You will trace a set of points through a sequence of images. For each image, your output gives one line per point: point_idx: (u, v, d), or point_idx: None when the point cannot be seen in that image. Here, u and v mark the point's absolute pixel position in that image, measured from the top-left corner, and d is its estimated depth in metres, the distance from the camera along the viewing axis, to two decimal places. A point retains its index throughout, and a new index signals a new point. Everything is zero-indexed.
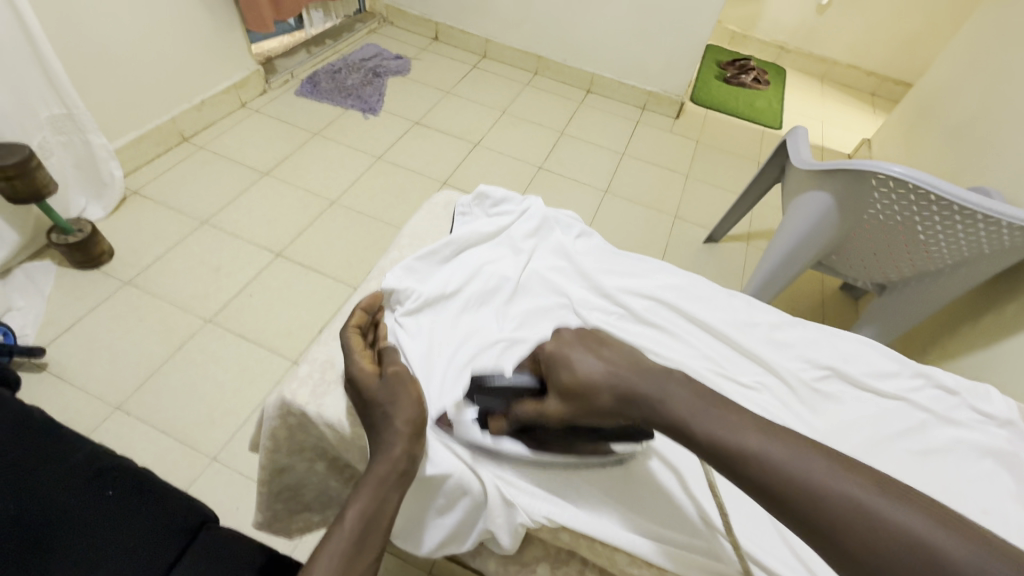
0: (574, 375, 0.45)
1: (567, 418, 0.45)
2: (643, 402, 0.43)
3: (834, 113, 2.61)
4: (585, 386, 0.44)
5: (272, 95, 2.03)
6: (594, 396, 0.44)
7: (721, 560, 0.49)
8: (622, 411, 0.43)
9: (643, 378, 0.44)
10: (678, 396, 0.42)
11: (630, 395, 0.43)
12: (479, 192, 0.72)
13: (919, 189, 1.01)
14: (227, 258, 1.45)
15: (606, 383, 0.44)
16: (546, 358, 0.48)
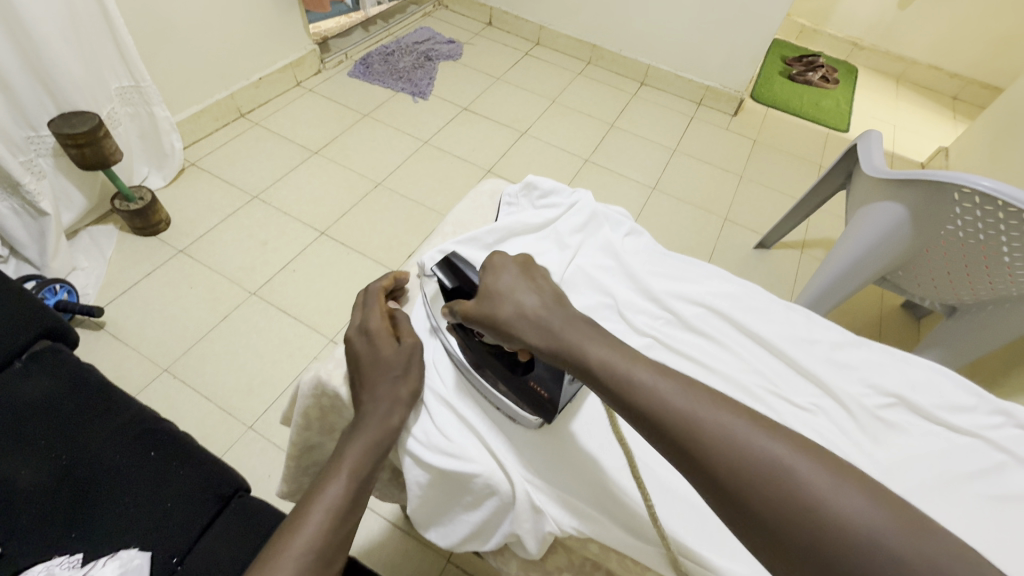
0: (500, 288, 0.47)
1: (470, 315, 0.48)
2: (537, 325, 0.44)
3: (908, 117, 2.42)
4: (495, 294, 0.47)
5: (326, 75, 2.05)
6: (496, 305, 0.46)
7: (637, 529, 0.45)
8: (506, 323, 0.45)
9: (550, 311, 0.44)
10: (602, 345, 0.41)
11: (530, 317, 0.44)
12: (527, 182, 0.69)
13: (1009, 207, 0.92)
14: (275, 233, 1.49)
15: (511, 300, 0.46)
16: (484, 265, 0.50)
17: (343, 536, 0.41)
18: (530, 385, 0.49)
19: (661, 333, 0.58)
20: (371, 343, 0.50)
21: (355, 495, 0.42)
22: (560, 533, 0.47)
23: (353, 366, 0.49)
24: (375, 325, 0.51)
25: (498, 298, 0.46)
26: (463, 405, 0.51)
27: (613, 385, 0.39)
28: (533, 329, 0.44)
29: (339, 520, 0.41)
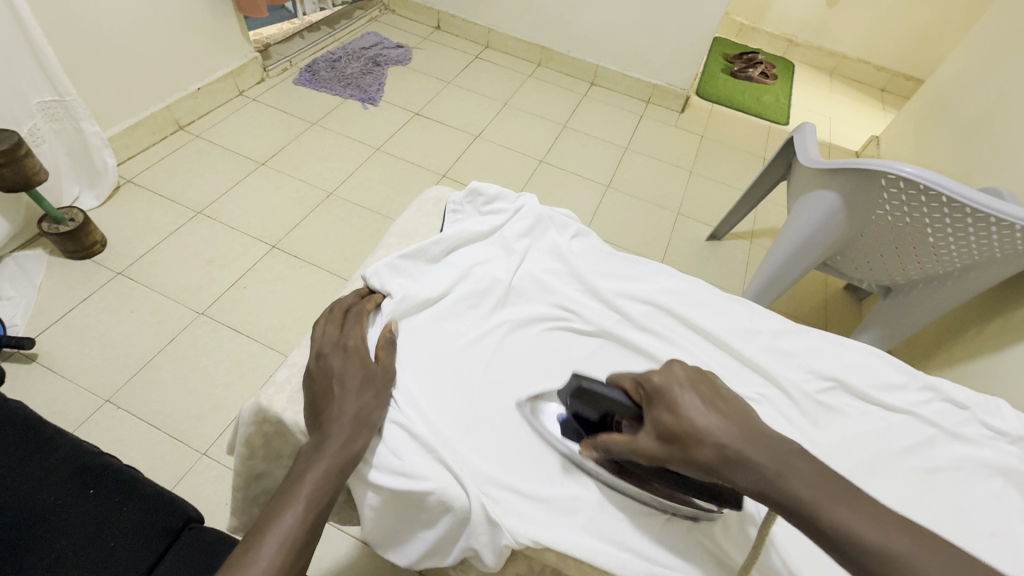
0: (675, 417, 0.41)
1: (660, 458, 0.41)
2: (746, 468, 0.37)
3: (842, 109, 2.56)
4: (687, 433, 0.40)
5: (270, 84, 1.99)
6: (694, 447, 0.39)
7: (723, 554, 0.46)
8: (716, 470, 0.38)
9: (753, 446, 0.38)
10: (810, 482, 0.36)
11: (737, 459, 0.38)
12: (471, 188, 0.68)
13: (930, 191, 0.98)
14: (222, 249, 1.43)
15: (710, 437, 0.39)
16: (648, 390, 0.44)
17: (296, 573, 0.37)
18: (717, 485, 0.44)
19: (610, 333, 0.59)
20: (344, 358, 0.48)
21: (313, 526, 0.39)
22: (517, 546, 0.44)
23: (315, 383, 0.47)
24: (354, 342, 0.50)
25: (693, 436, 0.39)
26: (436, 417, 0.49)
27: (804, 511, 0.35)
28: (745, 474, 0.37)
29: (295, 552, 0.37)
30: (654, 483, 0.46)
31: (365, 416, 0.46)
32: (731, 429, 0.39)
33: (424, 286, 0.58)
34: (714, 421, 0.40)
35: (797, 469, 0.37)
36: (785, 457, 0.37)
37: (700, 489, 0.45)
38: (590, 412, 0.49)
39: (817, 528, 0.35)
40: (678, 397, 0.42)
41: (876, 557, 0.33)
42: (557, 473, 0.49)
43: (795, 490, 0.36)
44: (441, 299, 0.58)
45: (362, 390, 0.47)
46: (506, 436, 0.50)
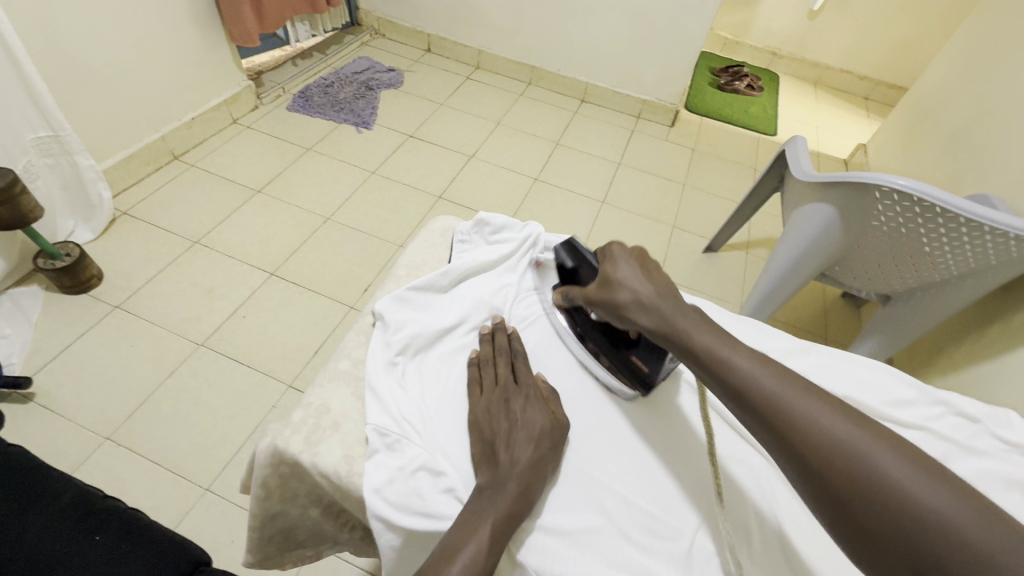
0: (611, 272, 0.53)
1: (595, 297, 0.54)
2: (647, 308, 0.49)
3: (828, 118, 2.61)
4: (614, 281, 0.52)
5: (264, 110, 2.00)
6: (615, 291, 0.52)
7: None
8: (625, 308, 0.50)
9: (661, 299, 0.49)
10: (694, 323, 0.46)
11: (643, 303, 0.49)
12: (478, 218, 0.68)
13: (924, 203, 0.99)
14: (220, 279, 1.42)
15: (627, 286, 0.51)
16: (604, 253, 0.56)
17: None
18: (634, 359, 0.55)
19: None
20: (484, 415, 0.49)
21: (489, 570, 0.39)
22: None
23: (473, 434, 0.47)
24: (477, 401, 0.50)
25: (618, 283, 0.52)
26: (456, 454, 0.48)
27: (680, 343, 0.46)
28: (646, 313, 0.49)
29: None
30: (596, 349, 0.57)
31: (534, 466, 0.45)
32: (648, 286, 0.50)
33: (436, 318, 0.58)
34: (636, 277, 0.51)
35: (687, 316, 0.47)
36: (682, 310, 0.48)
37: (622, 357, 0.55)
38: (570, 262, 0.60)
39: (687, 348, 0.45)
40: (618, 260, 0.54)
41: (728, 368, 0.42)
42: (578, 501, 0.48)
43: (680, 328, 0.46)
44: (452, 332, 0.57)
45: (528, 438, 0.47)
46: None
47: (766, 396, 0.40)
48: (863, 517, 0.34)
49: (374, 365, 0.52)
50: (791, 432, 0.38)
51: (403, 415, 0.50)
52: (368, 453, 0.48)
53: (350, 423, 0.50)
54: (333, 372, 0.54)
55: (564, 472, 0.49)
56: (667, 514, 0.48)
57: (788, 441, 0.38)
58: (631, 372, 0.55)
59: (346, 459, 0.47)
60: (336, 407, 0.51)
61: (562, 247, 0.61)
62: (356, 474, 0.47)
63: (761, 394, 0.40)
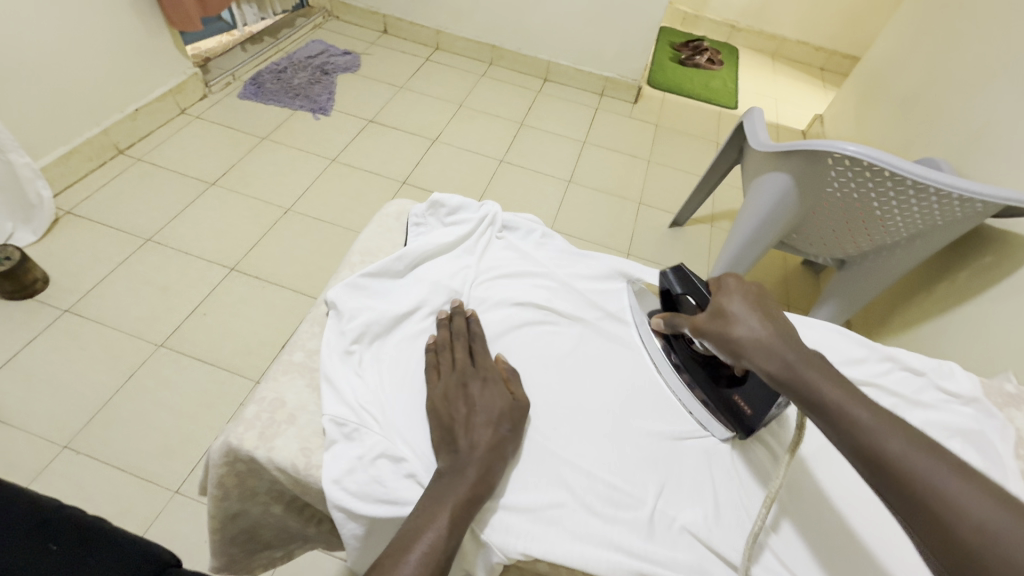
0: (722, 306, 0.49)
1: (701, 328, 0.51)
2: (771, 351, 0.44)
3: (786, 90, 2.65)
4: (731, 316, 0.48)
5: (214, 99, 1.91)
6: (731, 324, 0.47)
7: (717, 552, 0.46)
8: (741, 347, 0.46)
9: (782, 340, 0.45)
10: (822, 371, 0.42)
11: (763, 345, 0.45)
12: (432, 200, 0.66)
13: (874, 168, 1.01)
14: (177, 276, 1.37)
15: (747, 324, 0.47)
16: (717, 282, 0.52)
17: None
18: (735, 401, 0.52)
19: (587, 339, 0.58)
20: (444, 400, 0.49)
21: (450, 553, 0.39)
22: (509, 561, 0.44)
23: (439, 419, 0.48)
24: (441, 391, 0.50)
25: (734, 318, 0.48)
26: (417, 440, 0.48)
27: (801, 390, 0.42)
28: (764, 355, 0.44)
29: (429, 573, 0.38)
30: (690, 375, 0.56)
31: (496, 449, 0.45)
32: (770, 327, 0.46)
33: (392, 303, 0.57)
34: (756, 316, 0.47)
35: (813, 361, 0.43)
36: (806, 355, 0.43)
37: (723, 395, 0.53)
38: (680, 289, 0.58)
39: (819, 406, 0.41)
40: (735, 294, 0.50)
41: (869, 433, 0.38)
42: (541, 478, 0.48)
43: (810, 379, 0.42)
44: (409, 318, 0.56)
45: (486, 420, 0.47)
46: None
47: (904, 465, 0.36)
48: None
49: (328, 355, 0.51)
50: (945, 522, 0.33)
51: (361, 404, 0.49)
52: (325, 444, 0.47)
53: (306, 416, 0.49)
54: (287, 365, 0.52)
55: (526, 450, 0.49)
56: (628, 484, 0.48)
57: (928, 518, 0.34)
58: (732, 412, 0.53)
59: (304, 452, 0.46)
60: (292, 401, 0.49)
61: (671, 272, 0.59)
62: (314, 466, 0.46)
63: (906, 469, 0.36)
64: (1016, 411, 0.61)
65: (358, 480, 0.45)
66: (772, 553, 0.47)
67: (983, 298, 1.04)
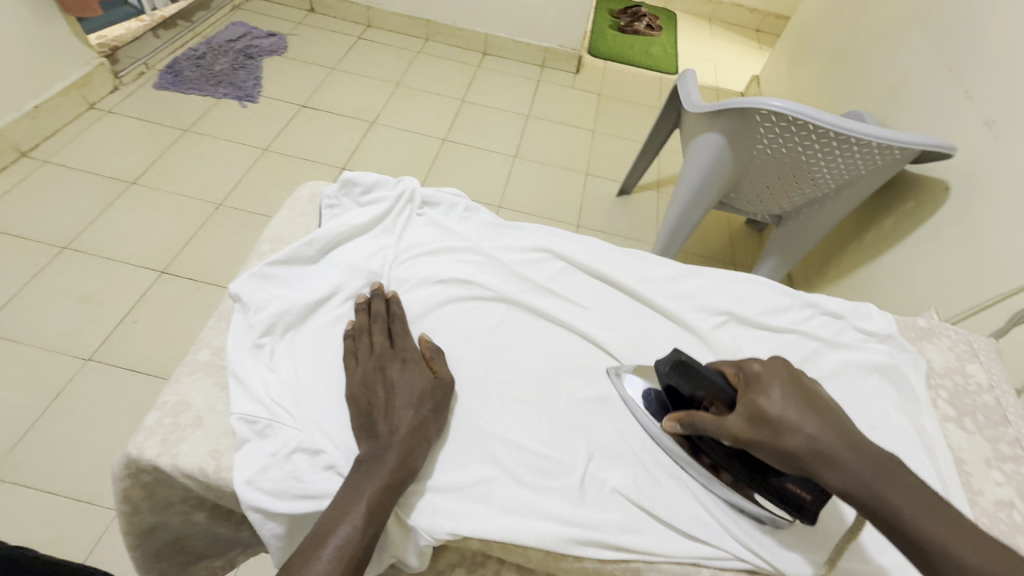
0: (765, 407, 0.40)
1: (746, 439, 0.41)
2: (844, 470, 0.37)
3: (723, 53, 2.68)
4: (779, 421, 0.40)
5: (126, 91, 1.77)
6: (785, 434, 0.39)
7: (648, 509, 0.46)
8: (802, 462, 0.38)
9: (852, 453, 0.38)
10: (900, 489, 0.37)
11: (829, 458, 0.38)
12: (344, 179, 0.63)
13: (798, 121, 1.04)
14: (101, 284, 1.27)
15: (801, 429, 0.39)
16: (748, 375, 0.43)
17: None
18: (787, 487, 0.44)
19: (515, 310, 0.58)
20: (366, 387, 0.46)
21: (369, 543, 0.38)
22: (438, 543, 0.43)
23: (358, 412, 0.45)
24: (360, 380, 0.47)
25: (785, 423, 0.39)
26: (337, 429, 0.46)
27: (879, 510, 0.37)
28: (834, 470, 0.38)
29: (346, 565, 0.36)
30: (720, 468, 0.47)
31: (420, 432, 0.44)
32: (829, 430, 0.39)
33: (305, 291, 0.54)
34: (809, 420, 0.39)
35: (889, 472, 0.38)
36: (882, 465, 0.38)
37: (772, 485, 0.44)
38: (689, 388, 0.46)
39: (911, 539, 0.36)
40: (773, 389, 0.41)
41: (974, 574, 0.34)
42: (469, 456, 0.47)
43: (894, 500, 0.36)
44: (324, 305, 0.53)
45: (406, 402, 0.45)
46: None
47: None
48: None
49: (235, 350, 0.48)
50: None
51: (273, 398, 0.46)
52: (236, 444, 0.44)
53: (214, 417, 0.46)
54: (192, 365, 0.49)
55: (453, 429, 0.48)
56: (558, 452, 0.48)
57: None
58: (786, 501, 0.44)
59: (212, 455, 0.44)
60: (197, 402, 0.46)
61: (671, 366, 0.47)
62: (225, 468, 0.43)
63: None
64: (926, 344, 0.64)
65: (274, 478, 0.43)
66: (701, 503, 0.47)
67: (906, 242, 1.10)
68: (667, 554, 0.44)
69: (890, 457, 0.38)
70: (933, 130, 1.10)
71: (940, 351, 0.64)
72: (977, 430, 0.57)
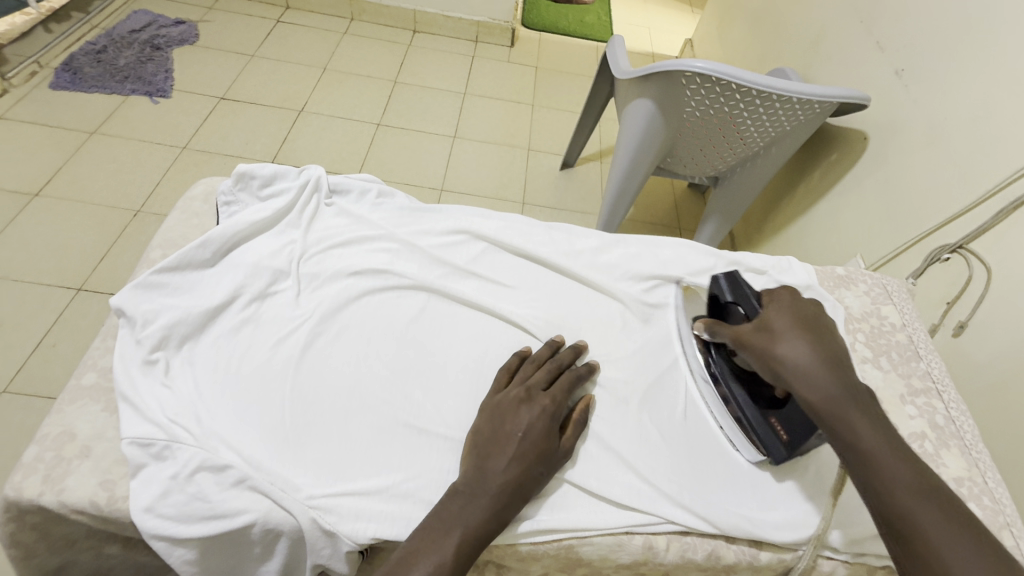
0: (769, 320, 0.46)
1: (744, 339, 0.47)
2: (813, 381, 0.42)
3: (657, 17, 2.68)
4: (776, 332, 0.45)
5: (17, 94, 1.60)
6: (778, 340, 0.45)
7: (581, 486, 0.45)
8: (783, 366, 0.43)
9: (829, 376, 0.42)
10: (868, 422, 0.40)
11: (807, 372, 0.42)
12: (239, 172, 0.58)
13: (722, 81, 1.03)
14: (10, 309, 1.16)
15: (794, 347, 0.44)
16: (775, 296, 0.49)
17: None
18: (774, 425, 0.48)
19: (438, 295, 0.56)
20: None
21: None
22: (362, 547, 0.41)
23: None
24: None
25: (782, 335, 0.45)
26: (246, 442, 0.43)
27: (836, 423, 0.40)
28: (803, 381, 0.42)
29: None
30: (729, 394, 0.51)
31: (507, 487, 0.41)
32: (819, 356, 0.43)
33: (202, 297, 0.50)
34: (805, 339, 0.44)
35: (860, 407, 0.40)
36: (855, 396, 0.41)
37: (761, 416, 0.49)
38: (729, 297, 0.53)
39: (850, 447, 0.39)
40: (790, 311, 0.47)
41: (905, 491, 0.36)
42: (394, 454, 0.45)
43: (853, 424, 0.39)
44: (224, 310, 0.50)
45: None
46: (331, 433, 0.45)
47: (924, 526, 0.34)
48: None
49: (122, 369, 0.44)
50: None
51: (170, 416, 0.43)
52: (131, 471, 0.41)
53: (104, 445, 0.42)
54: (76, 391, 0.45)
55: (378, 427, 0.45)
56: None
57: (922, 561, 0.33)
58: (767, 437, 0.48)
59: (103, 488, 0.40)
60: (84, 430, 0.43)
61: (723, 278, 0.55)
62: (120, 498, 0.40)
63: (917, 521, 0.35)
64: (844, 290, 0.66)
65: (175, 505, 0.39)
66: (633, 472, 0.47)
67: (832, 194, 1.13)
68: (598, 527, 0.44)
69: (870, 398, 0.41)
70: (851, 80, 1.13)
71: (857, 297, 0.66)
72: (891, 368, 0.60)
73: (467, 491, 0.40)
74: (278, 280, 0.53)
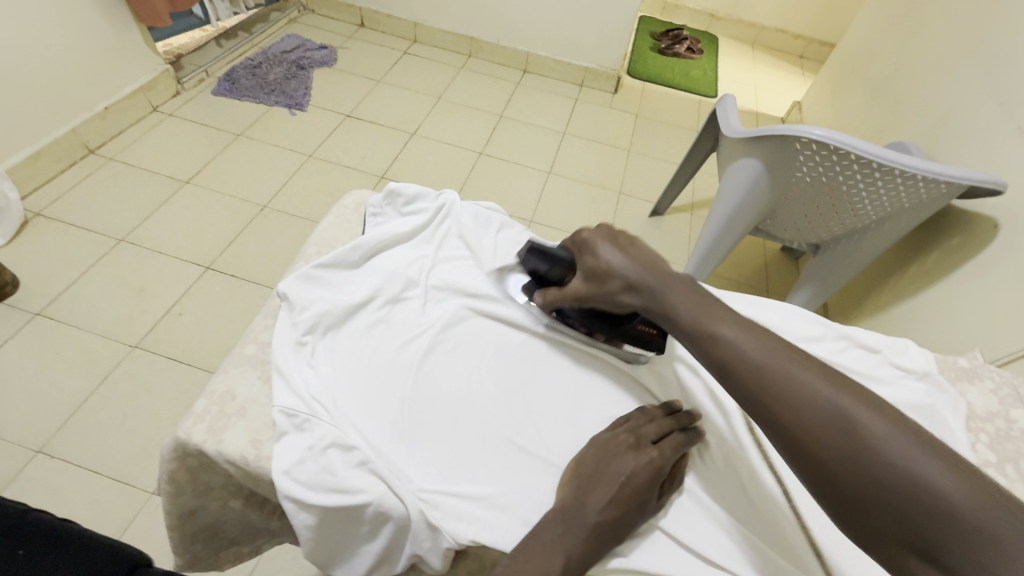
0: (597, 261, 0.53)
1: (585, 294, 0.54)
2: (643, 289, 0.49)
3: (765, 77, 2.67)
4: (604, 272, 0.52)
5: (186, 96, 1.87)
6: (607, 282, 0.52)
7: (674, 538, 0.46)
8: (620, 297, 0.51)
9: (655, 278, 0.49)
10: (688, 298, 0.47)
11: (638, 286, 0.50)
12: (389, 190, 0.66)
13: (840, 151, 1.01)
14: (152, 276, 1.34)
15: (618, 274, 0.51)
16: (578, 241, 0.56)
17: None
18: (638, 328, 0.56)
19: (549, 325, 0.59)
20: None
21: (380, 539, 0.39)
22: (459, 547, 0.44)
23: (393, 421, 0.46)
24: None
25: (606, 275, 0.52)
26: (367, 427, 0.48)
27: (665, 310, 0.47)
28: (642, 297, 0.49)
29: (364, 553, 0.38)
30: (593, 332, 0.58)
31: (604, 528, 0.42)
32: (638, 268, 0.51)
33: (346, 294, 0.57)
34: (620, 259, 0.51)
35: (678, 290, 0.48)
36: (675, 284, 0.48)
37: (629, 331, 0.56)
38: (544, 265, 0.58)
39: (681, 326, 0.46)
40: (597, 247, 0.53)
41: (715, 342, 0.43)
42: (495, 468, 0.47)
43: (675, 305, 0.47)
44: (362, 308, 0.56)
45: None
46: (442, 436, 0.48)
47: (754, 368, 0.41)
48: (878, 508, 0.35)
49: (280, 346, 0.51)
50: (784, 409, 0.39)
51: (312, 394, 0.49)
52: (276, 435, 0.47)
53: (257, 408, 0.49)
54: (240, 358, 0.53)
55: (482, 438, 0.49)
56: None
57: (771, 405, 0.39)
58: (642, 341, 0.57)
59: (252, 446, 0.46)
60: (242, 394, 0.49)
61: (530, 253, 0.59)
62: (264, 457, 0.46)
63: (766, 377, 0.40)
64: (966, 385, 0.62)
65: (305, 475, 0.44)
66: (726, 532, 0.47)
67: (948, 279, 1.06)
68: None
69: (688, 278, 0.49)
70: (984, 164, 1.07)
71: (981, 394, 0.61)
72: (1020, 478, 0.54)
73: (563, 520, 0.42)
74: (409, 288, 0.59)
